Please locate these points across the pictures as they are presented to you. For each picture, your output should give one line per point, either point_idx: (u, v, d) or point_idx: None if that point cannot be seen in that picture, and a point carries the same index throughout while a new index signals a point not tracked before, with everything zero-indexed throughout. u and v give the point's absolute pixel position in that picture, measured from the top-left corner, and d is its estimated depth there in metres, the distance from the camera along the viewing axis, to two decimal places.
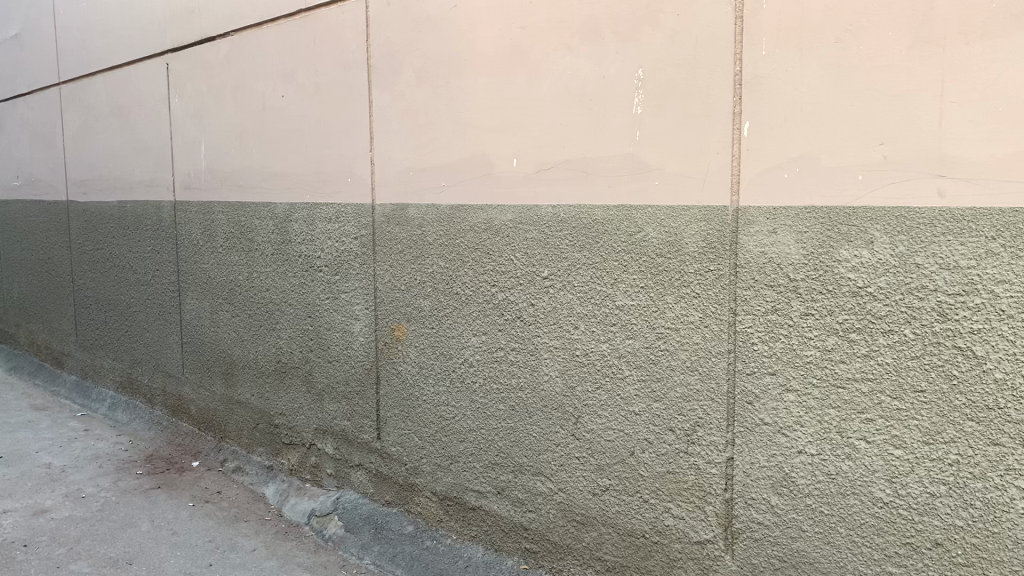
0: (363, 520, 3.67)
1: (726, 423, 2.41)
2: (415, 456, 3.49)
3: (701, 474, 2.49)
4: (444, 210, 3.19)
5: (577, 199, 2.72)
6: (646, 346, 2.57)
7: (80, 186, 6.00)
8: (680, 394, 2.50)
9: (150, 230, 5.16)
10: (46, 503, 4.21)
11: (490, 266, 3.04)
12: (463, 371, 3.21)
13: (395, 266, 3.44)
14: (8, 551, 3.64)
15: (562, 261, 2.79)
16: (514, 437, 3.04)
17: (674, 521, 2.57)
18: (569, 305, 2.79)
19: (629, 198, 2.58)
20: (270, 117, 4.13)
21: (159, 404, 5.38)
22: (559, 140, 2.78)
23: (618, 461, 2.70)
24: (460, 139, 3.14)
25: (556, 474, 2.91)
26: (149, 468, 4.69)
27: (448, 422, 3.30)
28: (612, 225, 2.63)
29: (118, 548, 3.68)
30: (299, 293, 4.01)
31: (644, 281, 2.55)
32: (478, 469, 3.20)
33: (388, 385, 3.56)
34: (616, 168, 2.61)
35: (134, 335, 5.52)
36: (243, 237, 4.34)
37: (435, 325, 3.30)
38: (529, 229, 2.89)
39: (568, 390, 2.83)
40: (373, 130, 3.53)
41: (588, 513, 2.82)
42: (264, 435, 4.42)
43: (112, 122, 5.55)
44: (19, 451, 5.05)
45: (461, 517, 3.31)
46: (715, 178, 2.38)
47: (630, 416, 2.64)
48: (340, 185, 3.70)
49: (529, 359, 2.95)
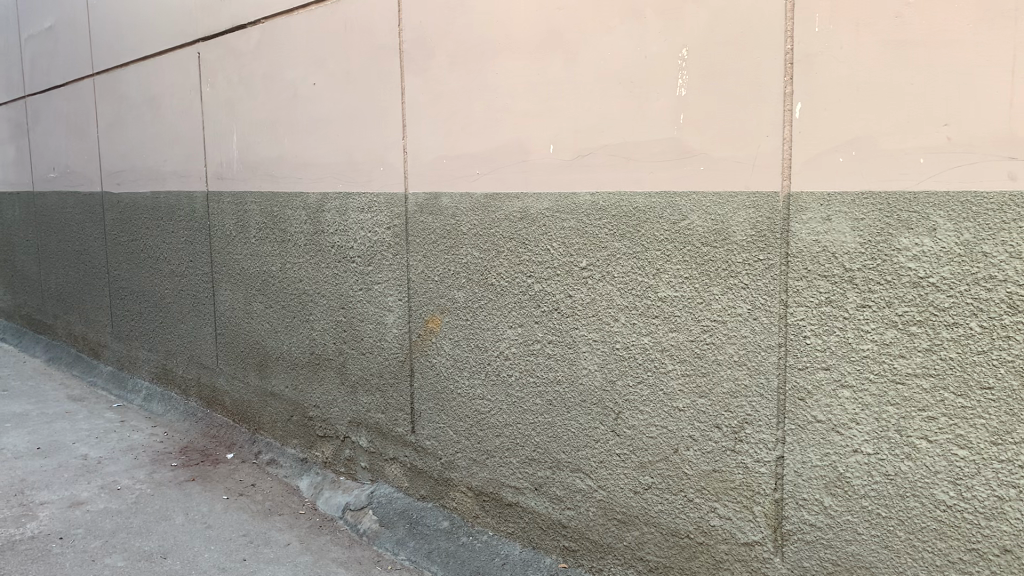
0: (397, 515, 3.61)
1: (777, 420, 2.31)
2: (450, 451, 3.41)
3: (750, 474, 2.39)
4: (479, 198, 3.10)
5: (617, 186, 2.62)
6: (691, 340, 2.47)
7: (114, 176, 6.00)
8: (727, 389, 2.40)
9: (183, 221, 5.14)
10: (82, 495, 4.21)
11: (527, 256, 2.95)
12: (499, 364, 3.12)
13: (428, 257, 3.36)
14: (44, 543, 3.64)
15: (602, 250, 2.69)
16: (552, 432, 2.95)
17: (720, 521, 2.47)
18: (609, 296, 2.69)
19: (673, 185, 2.47)
20: (301, 105, 4.06)
21: (193, 396, 5.37)
22: (598, 125, 2.67)
23: (661, 458, 2.60)
24: (495, 125, 3.04)
25: (596, 471, 2.82)
26: (184, 460, 4.68)
27: (484, 416, 3.22)
28: (654, 212, 2.52)
29: (153, 542, 3.65)
30: (332, 285, 3.95)
31: (688, 272, 2.45)
32: (514, 464, 3.12)
33: (422, 378, 3.49)
34: (658, 154, 2.50)
35: (169, 326, 5.51)
36: (275, 228, 4.29)
37: (470, 317, 3.22)
38: (567, 218, 2.79)
39: (608, 384, 2.73)
40: (406, 118, 3.45)
41: (629, 511, 2.73)
42: (298, 428, 4.37)
43: (145, 112, 5.53)
44: (56, 441, 5.07)
45: (497, 513, 3.23)
46: (765, 162, 2.26)
47: (674, 412, 2.54)
48: (372, 174, 3.63)
49: (567, 352, 2.86)
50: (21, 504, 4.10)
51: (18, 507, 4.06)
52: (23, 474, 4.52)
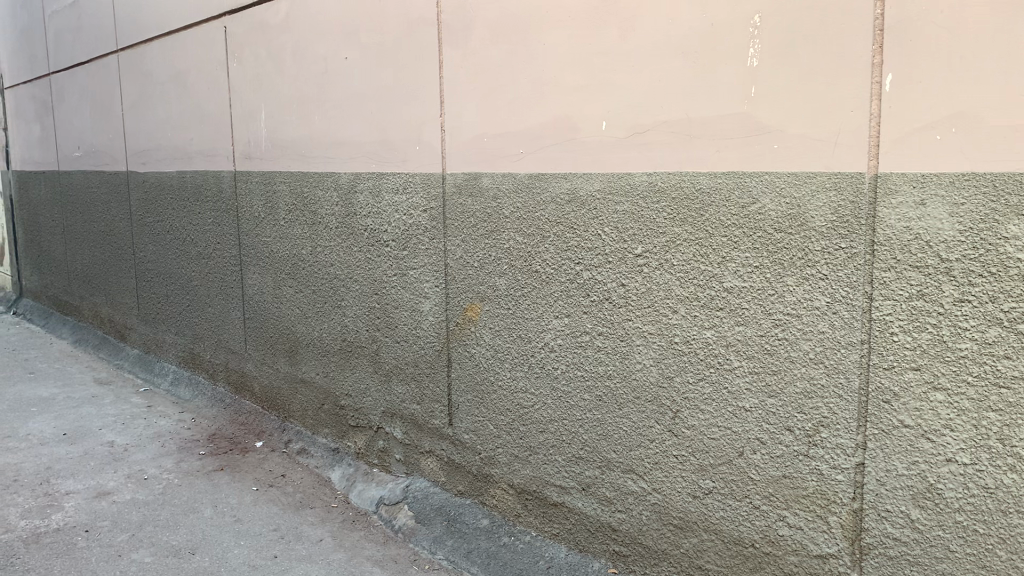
0: (434, 511, 3.44)
1: (857, 424, 2.11)
2: (490, 445, 3.23)
3: (825, 481, 2.20)
4: (522, 179, 2.91)
5: (678, 166, 2.42)
6: (761, 335, 2.28)
7: (139, 155, 5.86)
8: (802, 389, 2.21)
9: (210, 201, 4.98)
10: (109, 485, 4.09)
11: (575, 242, 2.75)
12: (544, 356, 2.94)
13: (468, 241, 3.17)
14: (69, 537, 3.52)
15: (660, 236, 2.48)
16: (602, 429, 2.77)
17: (790, 531, 2.29)
18: (667, 286, 2.49)
19: (741, 164, 2.27)
20: (332, 80, 3.88)
21: (221, 381, 5.24)
22: (656, 100, 2.46)
23: (724, 461, 2.42)
24: (541, 101, 2.83)
25: (650, 473, 2.63)
26: (213, 448, 4.55)
27: (527, 411, 3.04)
28: (721, 195, 2.31)
29: (181, 536, 3.52)
30: (364, 269, 3.77)
31: (758, 260, 2.26)
32: (560, 463, 2.94)
33: (460, 368, 3.31)
34: (726, 131, 2.30)
35: (196, 309, 5.38)
36: (306, 209, 4.12)
37: (512, 306, 3.03)
38: (620, 200, 2.59)
39: (664, 380, 2.54)
40: (444, 93, 3.25)
41: (686, 517, 2.54)
42: (329, 417, 4.22)
43: (170, 89, 5.37)
44: (83, 427, 4.97)
45: (541, 513, 3.05)
46: (849, 139, 2.05)
47: (739, 412, 2.36)
48: (407, 153, 3.44)
49: (619, 345, 2.66)
50: (45, 494, 3.99)
51: (43, 497, 3.94)
52: (49, 462, 4.41)
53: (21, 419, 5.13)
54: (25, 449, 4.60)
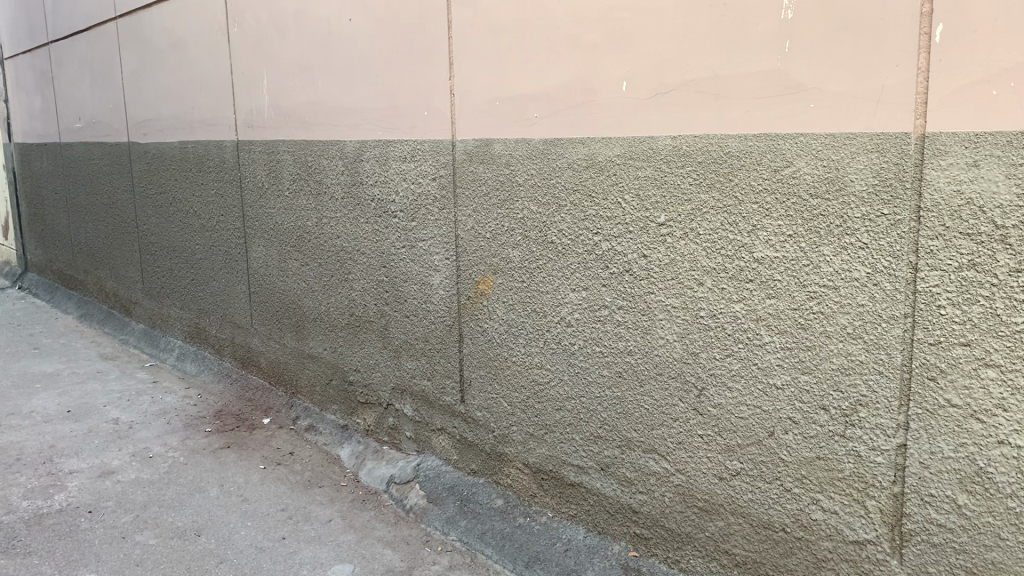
0: (446, 490, 3.33)
1: (899, 403, 1.98)
2: (504, 423, 3.11)
3: (863, 463, 2.07)
4: (537, 145, 2.76)
5: (704, 127, 2.27)
6: (794, 308, 2.14)
7: (140, 126, 5.72)
8: (838, 366, 2.07)
9: (213, 172, 4.84)
10: (113, 464, 3.99)
11: (593, 210, 2.61)
12: (560, 332, 2.80)
13: (479, 211, 3.03)
14: (72, 518, 3.42)
15: (685, 204, 2.34)
16: (622, 408, 2.64)
17: (824, 515, 2.16)
18: (692, 257, 2.35)
19: (774, 126, 2.13)
20: (336, 43, 3.72)
21: (227, 356, 5.13)
22: (681, 58, 2.31)
23: (753, 442, 2.29)
24: (557, 61, 2.68)
25: (673, 454, 2.50)
26: (219, 425, 4.45)
27: (543, 387, 2.91)
28: (753, 159, 2.17)
29: (186, 517, 3.42)
30: (372, 241, 3.64)
31: (792, 228, 2.12)
32: (578, 442, 2.82)
33: (472, 344, 3.18)
34: (758, 90, 2.15)
35: (200, 282, 5.25)
36: (311, 178, 3.97)
37: (526, 278, 2.89)
38: (642, 165, 2.44)
39: (689, 356, 2.41)
40: (453, 54, 3.09)
41: (712, 500, 2.42)
42: (337, 393, 4.11)
43: (170, 57, 5.21)
44: (87, 404, 4.87)
45: (558, 493, 2.93)
46: (893, 97, 1.91)
47: (770, 391, 2.23)
48: (415, 119, 3.29)
49: (640, 320, 2.53)
50: (48, 473, 3.89)
51: (46, 477, 3.85)
52: (52, 440, 4.31)
53: (24, 396, 5.03)
54: (28, 426, 4.51)
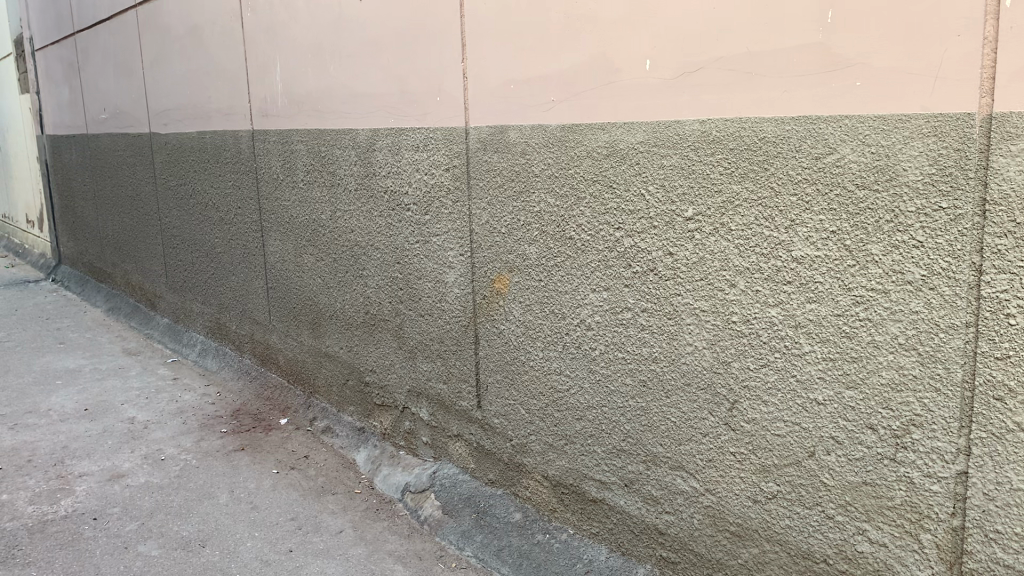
0: (462, 500, 3.13)
1: (959, 425, 1.73)
2: (522, 431, 2.90)
3: (916, 492, 1.82)
4: (554, 132, 2.53)
5: (736, 109, 2.03)
6: (838, 314, 1.90)
7: (161, 116, 5.60)
8: (888, 381, 1.83)
9: (230, 163, 4.68)
10: (124, 466, 3.87)
11: (614, 203, 2.37)
12: (580, 335, 2.58)
13: (494, 205, 2.81)
14: (75, 526, 3.29)
15: (715, 196, 2.10)
16: (646, 420, 2.40)
17: (871, 547, 1.92)
18: (723, 256, 2.10)
19: (815, 107, 1.88)
20: (347, 25, 3.51)
21: (247, 353, 4.98)
22: (708, 32, 2.06)
23: (791, 462, 2.05)
24: (574, 40, 2.44)
25: (702, 472, 2.27)
26: (235, 425, 4.31)
27: (562, 395, 2.69)
28: (790, 146, 1.93)
29: (193, 526, 3.27)
30: (386, 237, 3.44)
31: (835, 224, 1.87)
32: (600, 455, 2.59)
33: (489, 346, 2.97)
34: (797, 66, 1.90)
35: (220, 277, 5.11)
36: (324, 169, 3.78)
37: (544, 277, 2.66)
38: (667, 153, 2.20)
39: (719, 366, 2.17)
40: (466, 36, 2.87)
41: (746, 525, 2.19)
42: (354, 394, 3.93)
43: (188, 44, 5.05)
44: (105, 402, 4.77)
45: (579, 509, 2.71)
46: (954, 72, 1.65)
47: (810, 406, 1.99)
48: (428, 105, 3.08)
49: (666, 324, 2.29)
50: (57, 476, 3.77)
51: (55, 480, 3.73)
52: (66, 440, 4.20)
53: (43, 393, 4.94)
54: (43, 426, 4.41)
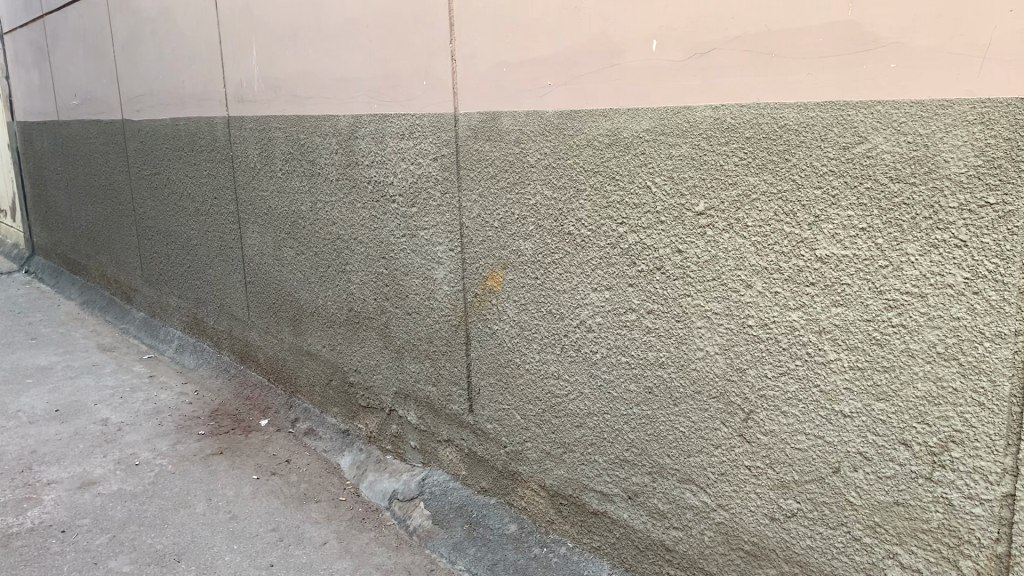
0: (453, 510, 2.96)
1: (1005, 443, 1.57)
2: (517, 438, 2.73)
3: (955, 515, 1.66)
4: (550, 119, 2.34)
5: (755, 94, 1.85)
6: (867, 319, 1.73)
7: (133, 103, 5.36)
8: (924, 394, 1.67)
9: (205, 151, 4.46)
10: (95, 473, 3.67)
11: (617, 197, 2.19)
12: (579, 337, 2.40)
13: (486, 197, 2.62)
14: (42, 540, 3.09)
15: (729, 188, 1.92)
16: (653, 429, 2.23)
17: (903, 573, 1.76)
18: (738, 255, 1.93)
19: (844, 92, 1.70)
20: (326, 4, 3.30)
21: (226, 349, 4.78)
22: (721, 9, 1.88)
23: (813, 479, 1.89)
24: (572, 18, 2.25)
25: (714, 486, 2.11)
26: (214, 427, 4.11)
27: (560, 401, 2.52)
28: (815, 134, 1.75)
29: (167, 539, 3.08)
30: (370, 229, 3.25)
31: (866, 220, 1.70)
32: (601, 465, 2.42)
33: (481, 347, 2.79)
34: (823, 46, 1.72)
35: (197, 270, 4.90)
36: (304, 158, 3.58)
37: (540, 275, 2.48)
38: (675, 142, 2.02)
39: (733, 373, 2.00)
40: (455, 14, 2.67)
41: (762, 544, 2.03)
42: (338, 394, 3.74)
43: (160, 26, 4.81)
44: (77, 402, 4.56)
45: (579, 522, 2.55)
46: (1005, 51, 1.48)
47: (835, 419, 1.82)
48: (413, 91, 2.88)
49: (674, 327, 2.11)
50: (24, 484, 3.57)
51: (22, 489, 3.52)
52: (35, 444, 3.99)
53: (13, 393, 4.72)
54: (11, 429, 4.20)
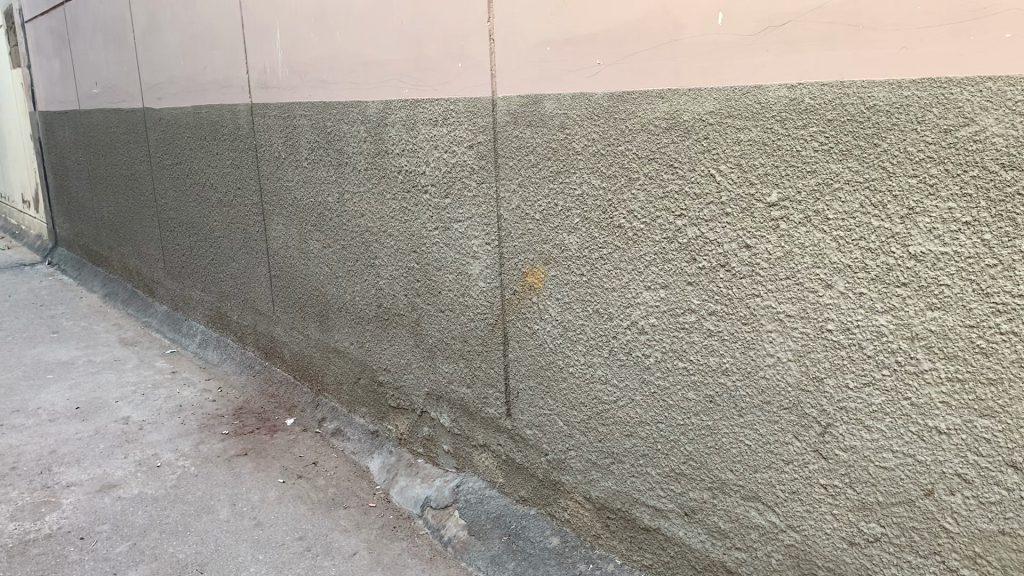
0: (490, 520, 2.79)
1: None
2: (559, 445, 2.54)
3: None
4: (599, 101, 2.15)
5: (838, 72, 1.65)
6: (969, 325, 1.53)
7: (155, 90, 5.21)
8: None
9: (228, 140, 4.30)
10: (115, 475, 3.53)
11: (674, 186, 2.00)
12: (630, 340, 2.21)
13: (527, 187, 2.43)
14: (60, 547, 2.95)
15: (808, 177, 1.72)
16: (713, 441, 2.05)
17: None
18: (817, 251, 1.73)
19: (945, 68, 1.50)
20: None
21: (250, 345, 4.64)
22: None
23: (901, 501, 1.69)
24: None
25: (784, 505, 1.92)
26: (238, 426, 3.97)
27: (608, 408, 2.33)
28: (910, 116, 1.55)
29: (190, 547, 2.93)
30: (400, 222, 3.07)
31: (970, 212, 1.50)
32: (654, 478, 2.24)
33: (520, 348, 2.61)
34: (922, 15, 1.52)
35: (220, 263, 4.75)
36: (330, 146, 3.40)
37: (587, 271, 2.30)
38: (744, 126, 1.82)
39: (809, 382, 1.80)
40: None
41: (839, 570, 1.83)
42: (366, 394, 3.58)
43: (181, 11, 4.65)
44: (98, 399, 4.43)
45: (628, 538, 2.37)
46: None
47: (930, 436, 1.62)
48: (448, 73, 2.69)
49: (741, 330, 1.92)
50: (43, 487, 3.43)
51: (40, 491, 3.39)
52: (55, 444, 3.87)
53: (33, 390, 4.60)
54: (31, 427, 4.07)
